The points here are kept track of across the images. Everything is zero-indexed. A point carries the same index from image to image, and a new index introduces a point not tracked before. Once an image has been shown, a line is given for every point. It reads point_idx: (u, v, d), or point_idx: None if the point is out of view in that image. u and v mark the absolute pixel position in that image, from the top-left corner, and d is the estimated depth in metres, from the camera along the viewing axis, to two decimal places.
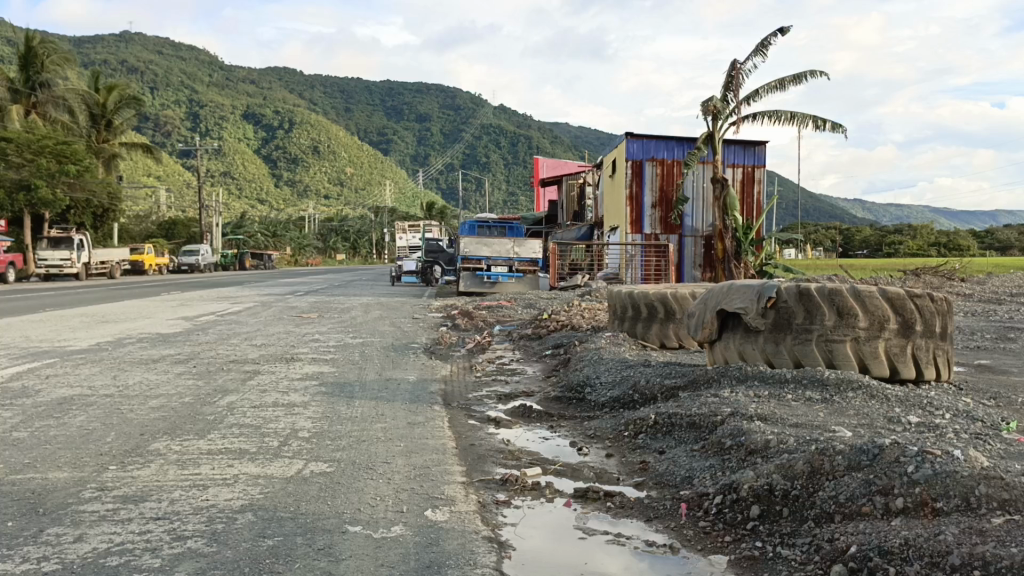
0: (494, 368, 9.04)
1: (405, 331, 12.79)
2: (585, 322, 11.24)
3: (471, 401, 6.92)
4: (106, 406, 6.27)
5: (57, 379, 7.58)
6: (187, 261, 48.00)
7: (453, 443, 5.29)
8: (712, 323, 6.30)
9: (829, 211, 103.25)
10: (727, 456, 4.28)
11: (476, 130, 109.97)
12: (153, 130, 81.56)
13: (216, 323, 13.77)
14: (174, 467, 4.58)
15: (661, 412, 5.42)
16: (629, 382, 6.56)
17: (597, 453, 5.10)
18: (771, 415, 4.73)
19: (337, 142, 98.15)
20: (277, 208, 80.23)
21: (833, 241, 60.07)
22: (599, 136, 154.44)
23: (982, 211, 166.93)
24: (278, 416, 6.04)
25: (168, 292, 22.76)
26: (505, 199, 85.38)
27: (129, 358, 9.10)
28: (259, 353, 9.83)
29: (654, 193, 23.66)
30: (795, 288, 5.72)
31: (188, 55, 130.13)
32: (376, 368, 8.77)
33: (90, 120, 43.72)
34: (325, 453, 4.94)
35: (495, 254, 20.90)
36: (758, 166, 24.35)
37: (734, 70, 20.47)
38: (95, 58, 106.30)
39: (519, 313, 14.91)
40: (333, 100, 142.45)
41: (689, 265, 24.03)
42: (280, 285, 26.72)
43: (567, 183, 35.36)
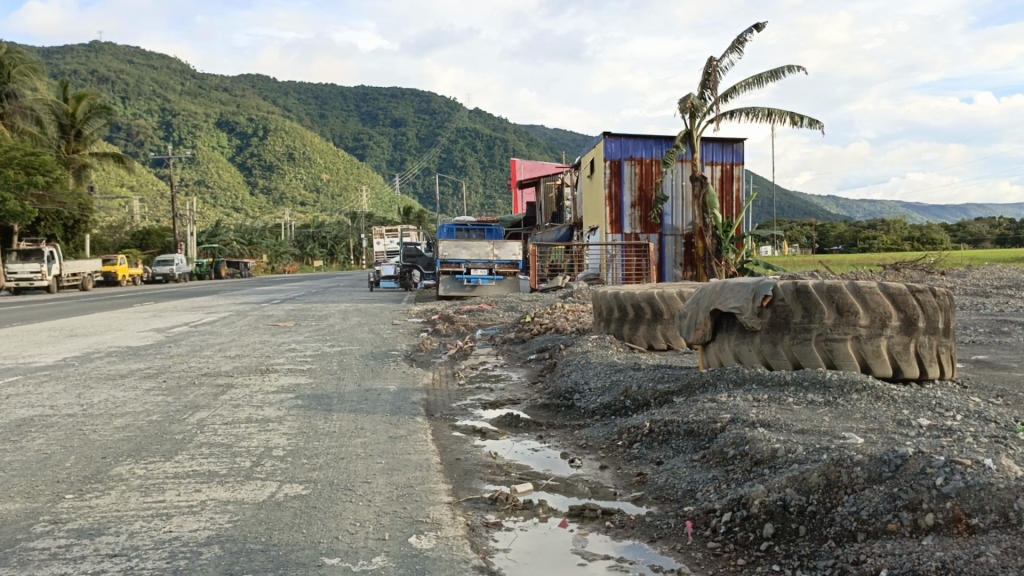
0: (478, 375, 8.72)
1: (385, 338, 12.44)
2: (569, 324, 10.97)
3: (454, 412, 6.60)
4: (67, 427, 5.89)
5: (16, 398, 7.17)
6: (161, 271, 47.35)
7: (437, 458, 4.98)
8: (705, 323, 6.03)
9: (802, 208, 104.29)
10: (732, 467, 4.02)
11: (452, 134, 109.77)
12: (125, 139, 80.47)
13: (190, 335, 13.37)
14: (136, 493, 4.22)
15: (656, 419, 5.14)
16: (619, 387, 6.29)
17: (591, 465, 4.82)
18: (775, 421, 4.48)
19: (312, 148, 97.37)
20: (252, 216, 79.33)
21: (809, 237, 60.43)
22: (575, 139, 154.93)
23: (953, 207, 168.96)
24: (251, 434, 5.69)
25: (141, 303, 22.22)
26: (482, 203, 85.24)
27: (94, 375, 8.68)
28: (233, 365, 9.45)
29: (633, 192, 23.47)
30: (791, 285, 5.51)
31: (159, 63, 128.69)
32: (355, 377, 8.43)
33: (60, 130, 42.95)
34: (301, 473, 4.61)
35: (474, 257, 20.60)
36: (737, 163, 24.24)
37: (711, 66, 20.35)
38: (66, 68, 104.86)
39: (501, 317, 14.63)
40: (308, 107, 141.67)
41: (670, 264, 23.84)
42: (256, 294, 26.19)
43: (545, 184, 35.14)
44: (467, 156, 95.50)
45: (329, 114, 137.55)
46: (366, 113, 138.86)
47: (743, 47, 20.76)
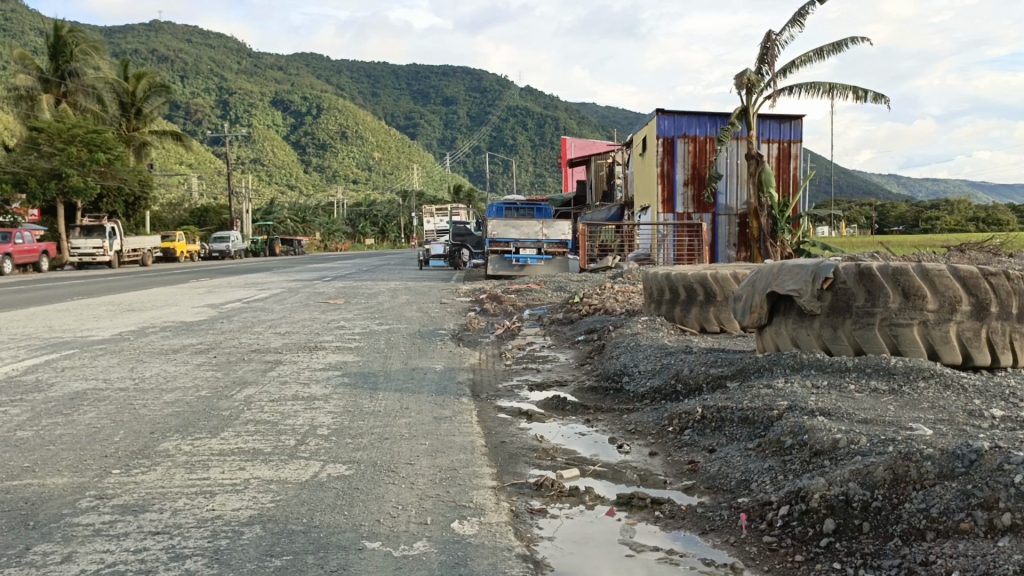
0: (525, 355, 8.62)
1: (433, 317, 12.42)
2: (619, 305, 10.79)
3: (500, 393, 6.50)
4: (119, 401, 5.96)
5: (72, 371, 7.31)
6: (218, 248, 48.29)
7: (482, 441, 4.89)
8: (761, 306, 5.81)
9: (861, 187, 101.63)
10: (790, 458, 3.84)
11: (503, 112, 109.36)
12: (184, 118, 81.98)
13: (242, 310, 13.52)
14: (182, 470, 4.22)
15: (708, 405, 4.97)
16: (670, 370, 6.12)
17: (640, 451, 4.67)
18: (836, 409, 4.27)
19: (364, 127, 97.98)
20: (305, 194, 80.25)
21: (867, 219, 58.86)
22: (626, 117, 153.30)
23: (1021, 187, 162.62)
24: (297, 411, 5.67)
25: (197, 279, 22.61)
26: (533, 181, 84.98)
27: (147, 349, 8.80)
28: (282, 342, 9.50)
29: (686, 170, 23.01)
30: (854, 267, 5.26)
31: (217, 42, 130.59)
32: (402, 356, 8.40)
33: (120, 109, 43.79)
34: (345, 453, 4.56)
35: (523, 237, 20.48)
36: (795, 141, 23.57)
37: (770, 41, 19.75)
38: (127, 48, 107.08)
39: (550, 296, 14.48)
40: (361, 85, 142.59)
41: (723, 244, 23.38)
42: (308, 271, 26.43)
43: (595, 163, 34.74)
44: (518, 135, 95.06)
45: (381, 92, 138.09)
46: (418, 91, 139.23)
47: (804, 19, 20.09)
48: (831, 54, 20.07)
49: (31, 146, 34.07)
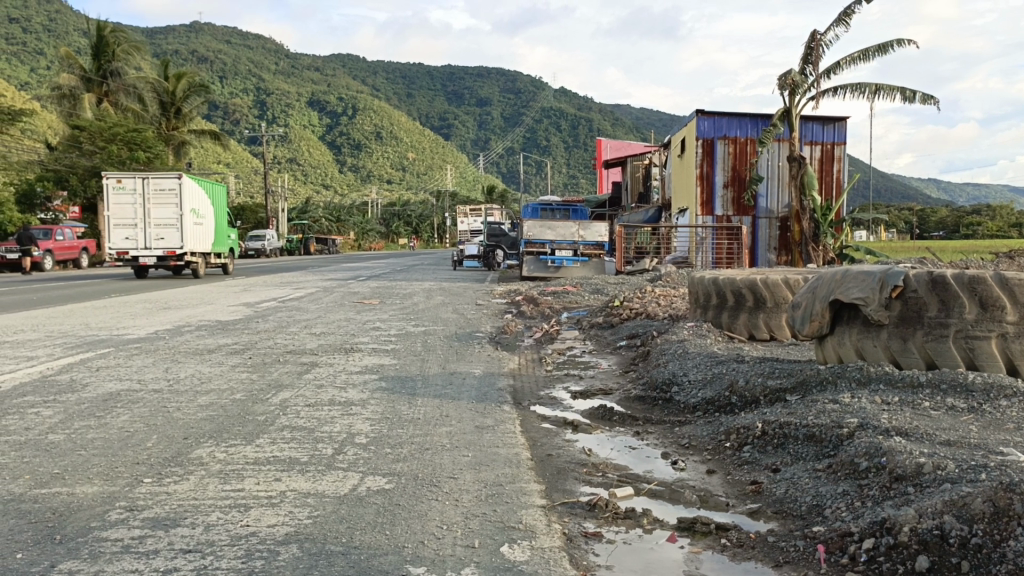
0: (565, 361, 8.36)
1: (469, 319, 12.19)
2: (661, 309, 10.48)
3: (542, 401, 6.23)
4: (153, 404, 5.81)
5: (107, 370, 7.21)
6: (253, 246, 48.75)
7: (527, 454, 4.63)
8: (822, 315, 5.46)
9: (901, 192, 100.15)
10: (866, 482, 3.53)
11: (537, 112, 109.31)
12: (222, 117, 83.05)
13: (277, 310, 13.42)
14: (216, 480, 4.02)
15: (768, 420, 4.67)
16: (723, 381, 5.81)
17: (696, 468, 4.38)
18: (912, 429, 3.95)
19: (399, 127, 98.38)
20: (340, 193, 80.80)
21: (908, 223, 57.66)
22: (661, 118, 152.72)
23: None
24: (334, 418, 5.47)
25: (233, 277, 22.66)
26: (566, 182, 84.97)
27: (183, 349, 8.68)
28: (318, 343, 9.34)
29: (726, 172, 22.55)
30: (926, 275, 4.92)
31: (255, 43, 132.06)
32: (439, 360, 8.17)
33: (161, 108, 44.27)
34: (384, 465, 4.34)
35: (560, 238, 20.17)
36: (838, 143, 23.00)
37: (814, 41, 19.25)
38: (168, 48, 108.85)
39: (587, 299, 14.19)
40: (396, 86, 143.34)
41: (763, 248, 22.88)
42: (342, 270, 26.37)
43: (632, 164, 34.35)
44: (551, 136, 94.84)
45: (416, 93, 138.66)
46: (454, 92, 139.84)
47: (850, 19, 19.59)
48: (877, 55, 19.55)
49: (72, 144, 34.61)
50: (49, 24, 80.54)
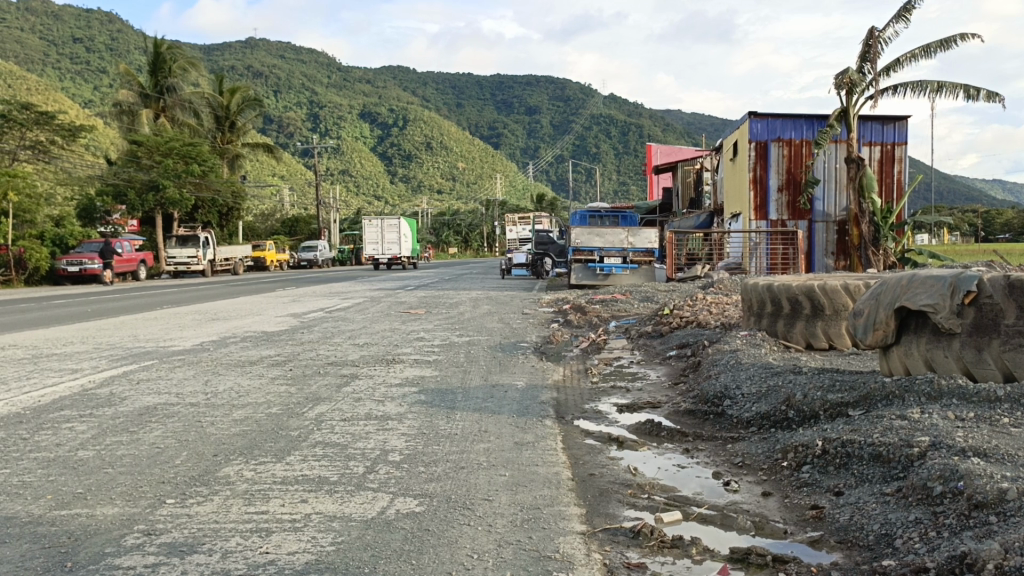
0: (612, 372, 8.06)
1: (515, 328, 11.99)
2: (713, 317, 10.09)
3: (586, 415, 5.95)
4: (187, 418, 5.70)
5: (147, 384, 7.13)
6: (306, 256, 49.38)
7: (568, 474, 4.36)
8: (886, 323, 5.06)
9: (964, 193, 96.90)
10: (943, 509, 3.16)
11: (587, 118, 108.87)
12: (277, 131, 84.67)
13: (323, 320, 13.39)
14: (241, 501, 3.85)
15: (829, 437, 4.31)
16: (779, 395, 5.46)
17: (750, 490, 4.06)
18: (991, 449, 3.57)
19: (449, 137, 98.95)
20: (392, 204, 81.52)
21: (973, 225, 55.72)
22: (712, 122, 151.01)
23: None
24: (369, 433, 5.27)
25: (284, 287, 22.88)
26: (616, 189, 84.43)
27: (225, 361, 8.62)
28: (360, 354, 9.22)
29: (780, 175, 21.96)
30: (1002, 279, 4.53)
31: (308, 57, 134.27)
32: (482, 371, 7.94)
33: (216, 122, 45.11)
34: (416, 484, 4.12)
35: (608, 245, 19.85)
36: (899, 144, 22.20)
37: (872, 38, 18.61)
38: (224, 64, 111.30)
39: (636, 307, 13.82)
40: (446, 96, 144.37)
41: (820, 253, 22.18)
42: (392, 279, 26.41)
43: (682, 169, 33.76)
44: (601, 143, 94.41)
45: (465, 103, 139.64)
46: (503, 101, 140.32)
47: (910, 14, 18.88)
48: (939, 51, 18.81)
49: (131, 159, 35.22)
50: (111, 43, 83.14)
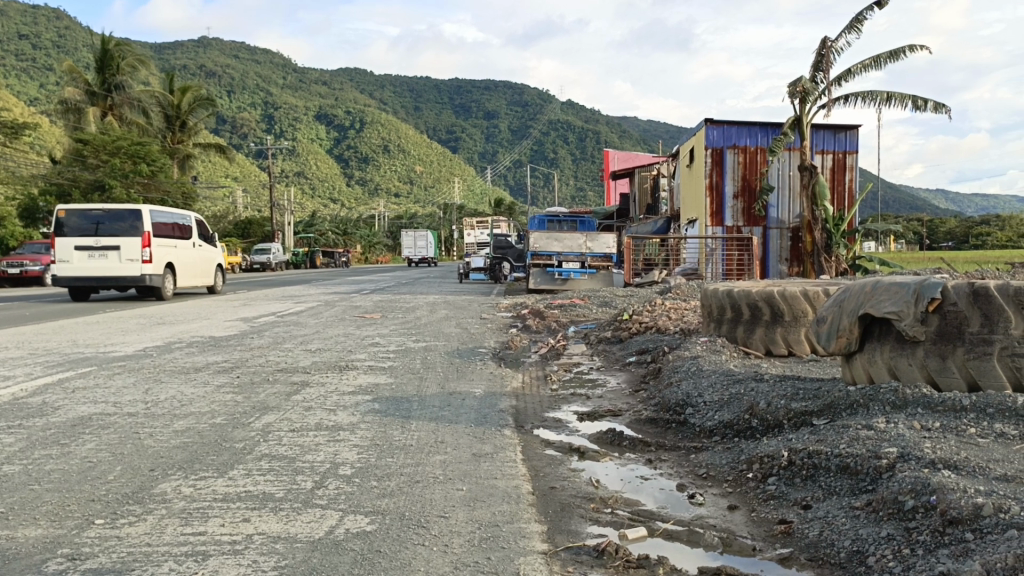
0: (571, 379, 7.90)
1: (473, 334, 11.76)
2: (672, 323, 10.01)
3: (546, 424, 5.78)
4: (125, 430, 5.39)
5: (83, 392, 6.77)
6: (259, 260, 48.44)
7: (528, 487, 4.17)
8: (850, 330, 4.99)
9: (909, 202, 99.56)
10: (915, 525, 3.06)
11: (545, 124, 109.28)
12: (231, 132, 83.29)
13: (275, 325, 13.03)
14: (177, 521, 3.60)
15: (795, 448, 4.20)
16: (741, 403, 5.35)
17: (715, 503, 3.92)
18: (961, 461, 3.48)
19: (406, 140, 98.40)
20: (348, 207, 80.71)
21: (919, 234, 57.35)
22: (668, 130, 153.01)
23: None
24: (319, 445, 5.03)
25: (235, 291, 22.31)
26: (573, 195, 84.84)
27: (169, 367, 8.28)
28: (311, 360, 8.94)
29: (736, 182, 22.13)
30: (967, 287, 4.47)
31: (262, 57, 132.40)
32: (438, 378, 7.71)
33: (166, 122, 44.14)
34: (367, 501, 3.90)
35: (566, 250, 19.75)
36: (850, 152, 22.54)
37: (825, 48, 18.85)
38: (176, 64, 109.04)
39: (595, 313, 13.72)
40: (403, 98, 143.63)
41: (774, 259, 22.39)
42: (347, 284, 25.95)
43: (640, 175, 33.89)
44: (559, 149, 94.86)
45: (423, 106, 139.19)
46: (461, 106, 140.11)
47: (861, 25, 19.17)
48: (888, 61, 19.13)
49: (77, 158, 34.38)
50: (59, 40, 80.96)
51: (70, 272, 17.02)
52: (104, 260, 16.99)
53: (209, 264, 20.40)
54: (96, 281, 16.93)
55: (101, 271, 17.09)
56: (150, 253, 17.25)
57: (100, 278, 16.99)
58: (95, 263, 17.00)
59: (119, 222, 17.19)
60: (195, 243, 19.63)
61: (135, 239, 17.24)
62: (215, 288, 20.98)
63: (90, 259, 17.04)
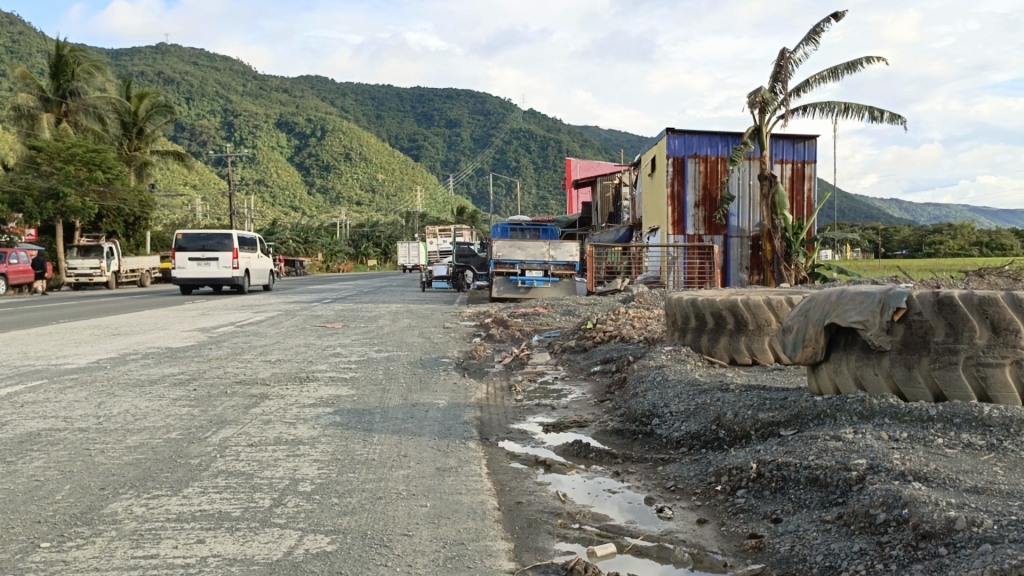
0: (536, 389, 7.81)
1: (436, 343, 11.62)
2: (636, 332, 9.99)
3: (511, 436, 5.68)
4: (75, 446, 5.17)
5: (31, 407, 6.50)
6: None
7: (494, 502, 4.07)
8: (816, 339, 4.98)
9: (865, 211, 101.50)
10: (887, 539, 3.04)
11: (507, 133, 109.52)
12: (189, 139, 81.95)
13: (234, 336, 12.75)
14: (127, 543, 3.42)
15: (763, 459, 4.16)
16: (708, 413, 5.32)
17: (685, 517, 3.86)
18: (928, 472, 3.47)
19: (368, 148, 97.79)
20: (309, 215, 79.90)
21: (874, 243, 58.56)
22: (629, 140, 154.32)
23: (1010, 215, 162.98)
24: (278, 460, 4.87)
25: (192, 301, 21.80)
26: (536, 204, 85.08)
27: (124, 380, 8.04)
28: (271, 372, 8.71)
29: (697, 192, 22.31)
30: (931, 296, 4.49)
31: (222, 64, 130.81)
32: (401, 390, 7.55)
33: (122, 129, 43.26)
34: (328, 519, 3.77)
35: (529, 258, 19.69)
36: (809, 162, 22.87)
37: (784, 59, 19.11)
38: (133, 70, 107.16)
39: (559, 322, 13.67)
40: (365, 106, 142.89)
41: (735, 268, 22.59)
42: (309, 293, 25.64)
43: (602, 184, 34.02)
44: (521, 158, 94.92)
45: (385, 114, 138.51)
46: (423, 115, 139.84)
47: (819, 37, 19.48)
48: (845, 73, 19.47)
49: (29, 165, 33.58)
50: (11, 46, 79.17)
51: (184, 276, 23.51)
52: (209, 267, 23.48)
53: (267, 267, 26.82)
54: (203, 282, 23.37)
55: (206, 274, 23.51)
56: (240, 262, 23.87)
57: (206, 280, 23.51)
58: (201, 269, 23.39)
59: (217, 240, 23.68)
60: (260, 256, 26.31)
61: (229, 252, 23.87)
62: (272, 287, 27.57)
63: (197, 266, 23.52)
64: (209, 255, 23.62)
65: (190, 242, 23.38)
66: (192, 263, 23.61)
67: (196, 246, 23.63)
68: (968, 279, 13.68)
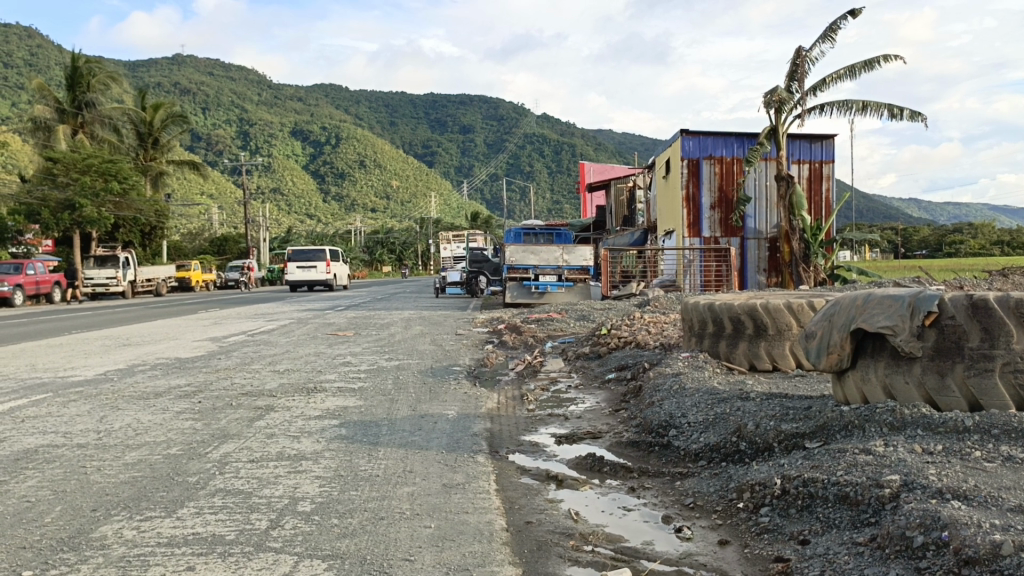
0: (549, 398, 7.58)
1: (447, 351, 11.43)
2: (652, 337, 9.75)
3: (522, 448, 5.46)
4: (71, 464, 5.00)
5: (32, 421, 6.36)
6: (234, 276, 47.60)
7: (502, 523, 3.85)
8: (841, 345, 4.74)
9: (882, 210, 100.50)
10: (927, 566, 2.80)
11: (521, 137, 109.52)
12: (205, 148, 82.42)
13: (245, 344, 12.63)
14: (114, 572, 3.23)
15: (788, 474, 3.91)
16: (727, 423, 5.08)
17: (705, 537, 3.62)
18: (967, 490, 3.22)
19: (383, 155, 97.97)
20: (324, 222, 80.07)
21: (892, 242, 58.00)
22: (643, 143, 154.12)
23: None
24: (278, 478, 4.67)
25: (206, 310, 21.78)
26: (550, 208, 84.94)
27: (129, 392, 7.89)
28: (278, 382, 8.53)
29: (712, 193, 22.01)
30: (964, 299, 4.24)
31: (237, 74, 131.65)
32: (410, 400, 7.34)
33: (138, 139, 43.44)
34: (327, 542, 3.56)
35: (543, 263, 19.47)
36: (826, 162, 22.53)
37: (800, 57, 18.81)
38: (150, 80, 107.95)
39: (573, 327, 13.43)
40: (380, 113, 143.37)
41: (753, 270, 22.27)
42: (321, 300, 25.48)
43: (616, 187, 33.75)
44: (535, 162, 94.78)
45: (399, 121, 138.94)
46: (438, 121, 140.21)
47: (835, 34, 19.18)
48: (863, 70, 19.15)
49: (46, 177, 33.54)
50: (30, 59, 79.94)
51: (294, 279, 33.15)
52: (311, 272, 33.22)
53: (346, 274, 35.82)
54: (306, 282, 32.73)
55: (309, 276, 33.15)
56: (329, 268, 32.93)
57: (308, 281, 33.13)
58: (306, 274, 33.14)
59: (315, 253, 33.45)
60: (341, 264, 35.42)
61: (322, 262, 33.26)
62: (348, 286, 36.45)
63: (303, 272, 33.19)
64: (310, 264, 33.31)
65: (297, 255, 33.21)
66: (299, 270, 33.32)
67: (301, 258, 33.38)
68: (993, 279, 13.32)
